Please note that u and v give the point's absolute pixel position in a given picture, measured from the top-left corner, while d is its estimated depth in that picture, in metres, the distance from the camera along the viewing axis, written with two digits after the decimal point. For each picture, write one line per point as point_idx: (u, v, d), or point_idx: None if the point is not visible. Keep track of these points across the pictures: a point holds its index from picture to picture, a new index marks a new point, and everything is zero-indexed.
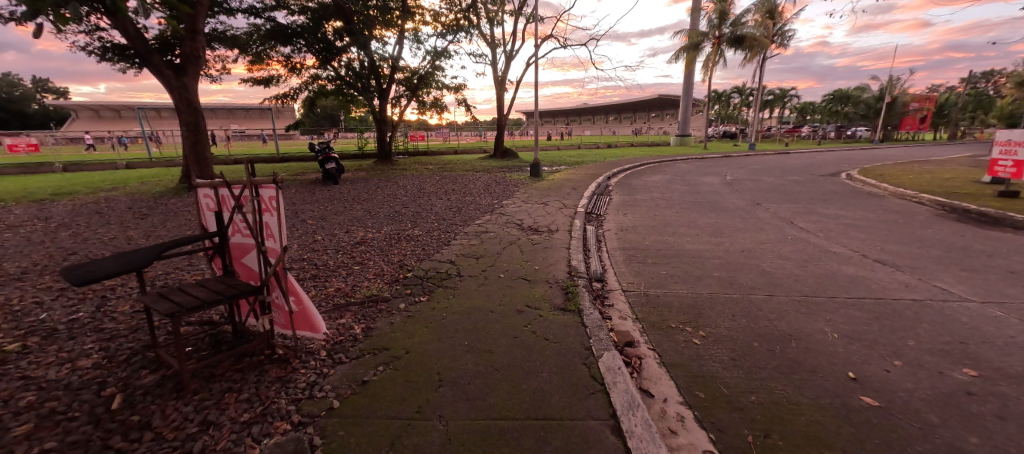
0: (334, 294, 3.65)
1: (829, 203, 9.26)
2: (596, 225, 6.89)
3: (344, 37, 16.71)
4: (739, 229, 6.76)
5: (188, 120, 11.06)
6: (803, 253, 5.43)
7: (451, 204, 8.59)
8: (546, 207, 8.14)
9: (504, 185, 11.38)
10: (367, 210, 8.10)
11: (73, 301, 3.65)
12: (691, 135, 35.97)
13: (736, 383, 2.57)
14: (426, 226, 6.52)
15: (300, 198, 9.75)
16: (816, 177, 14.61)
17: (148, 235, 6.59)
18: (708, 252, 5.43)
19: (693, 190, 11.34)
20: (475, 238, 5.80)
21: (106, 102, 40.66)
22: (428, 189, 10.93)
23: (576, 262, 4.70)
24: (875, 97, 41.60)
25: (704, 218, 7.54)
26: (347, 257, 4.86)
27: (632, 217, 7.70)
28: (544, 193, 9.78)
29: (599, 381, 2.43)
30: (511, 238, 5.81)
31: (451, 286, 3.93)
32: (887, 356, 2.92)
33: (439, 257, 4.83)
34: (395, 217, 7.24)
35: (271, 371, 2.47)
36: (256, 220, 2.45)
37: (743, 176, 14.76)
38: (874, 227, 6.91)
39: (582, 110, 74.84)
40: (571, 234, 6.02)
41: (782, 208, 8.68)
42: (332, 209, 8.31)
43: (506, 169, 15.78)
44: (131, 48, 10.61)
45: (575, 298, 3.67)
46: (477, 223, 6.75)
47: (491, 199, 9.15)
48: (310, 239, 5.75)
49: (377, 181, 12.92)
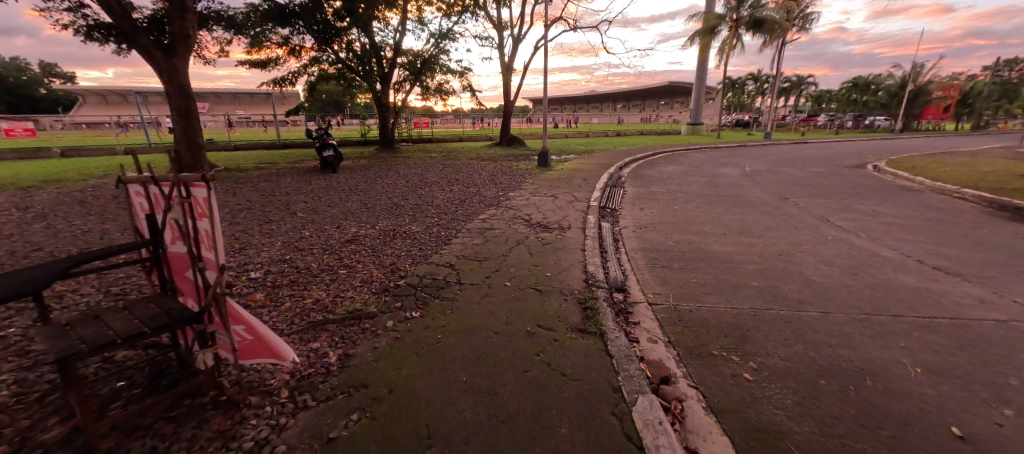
0: (311, 308, 3.08)
1: (861, 198, 8.57)
2: (612, 221, 6.28)
3: (345, 18, 15.96)
4: (770, 227, 6.13)
5: (178, 104, 10.45)
6: (849, 258, 4.81)
7: (453, 195, 8.03)
8: (556, 200, 7.56)
9: (511, 175, 10.83)
10: (364, 201, 7.56)
11: (8, 312, 3.11)
12: (705, 123, 34.90)
13: (811, 442, 1.99)
14: (425, 222, 5.94)
15: (294, 189, 9.21)
16: (841, 169, 13.85)
17: (125, 228, 6.09)
18: (741, 255, 4.83)
19: (711, 181, 10.69)
20: (478, 236, 5.21)
21: (111, 88, 40.94)
22: (429, 179, 10.32)
23: (594, 268, 4.10)
24: (898, 84, 40.17)
25: (728, 215, 6.91)
26: (334, 258, 4.32)
27: (650, 212, 7.04)
28: (553, 184, 9.20)
29: (636, 443, 1.87)
30: (518, 237, 5.21)
31: (449, 298, 3.36)
32: (993, 403, 2.32)
33: (437, 260, 4.25)
34: (392, 211, 6.65)
35: (213, 421, 1.93)
36: (188, 226, 1.88)
37: (762, 167, 14.02)
38: (922, 227, 6.24)
39: (591, 97, 73.20)
40: (586, 232, 5.42)
41: (812, 203, 8.00)
42: (326, 200, 7.78)
43: (513, 158, 15.14)
44: (117, 28, 10.08)
45: (596, 316, 3.08)
46: (481, 218, 6.15)
47: (497, 191, 8.53)
48: (296, 236, 5.19)
49: (378, 170, 12.32)
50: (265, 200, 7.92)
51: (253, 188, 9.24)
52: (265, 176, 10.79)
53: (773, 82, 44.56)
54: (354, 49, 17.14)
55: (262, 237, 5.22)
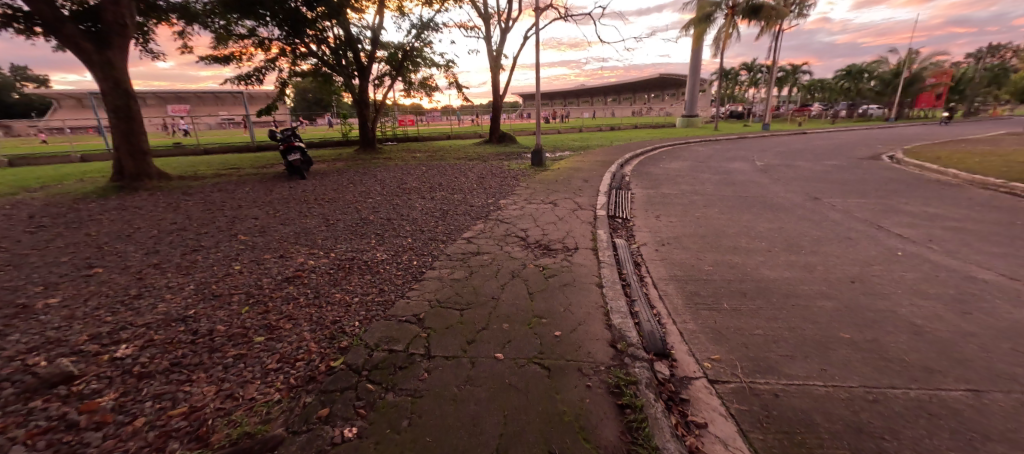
0: (177, 432, 1.87)
1: (901, 196, 7.51)
2: (626, 237, 5.13)
3: (316, 7, 13.96)
4: (819, 240, 5.02)
5: (115, 103, 8.97)
6: (942, 284, 3.72)
7: (435, 205, 6.81)
8: (556, 208, 6.37)
9: (503, 177, 9.65)
10: (326, 216, 6.32)
11: None
12: (700, 115, 34.01)
13: None
14: (393, 246, 4.71)
15: (250, 199, 7.90)
16: (858, 162, 12.86)
17: (10, 260, 4.74)
18: (804, 285, 3.69)
19: (725, 179, 9.63)
20: (460, 266, 4.00)
21: (79, 91, 38.79)
22: (409, 184, 9.08)
23: (621, 320, 2.94)
24: (892, 72, 39.70)
25: (762, 222, 5.78)
26: (257, 312, 3.09)
27: (668, 221, 5.88)
28: (551, 188, 8.04)
29: None
30: (513, 265, 4.00)
31: (410, 392, 2.16)
32: None
33: (401, 312, 3.04)
34: (356, 230, 5.42)
35: None
36: None
37: (773, 161, 12.98)
38: (996, 233, 5.21)
39: (581, 91, 72.18)
40: (600, 256, 4.24)
41: (850, 204, 6.93)
42: (281, 214, 6.52)
43: (505, 156, 13.96)
44: (35, 15, 8.57)
45: (643, 427, 1.93)
46: (465, 238, 4.93)
47: (486, 198, 7.31)
48: (221, 273, 3.94)
49: (353, 174, 11.04)
50: (210, 216, 6.66)
51: (202, 200, 7.93)
52: (223, 185, 9.46)
53: (766, 71, 43.83)
54: (328, 42, 15.72)
55: (175, 275, 3.97)
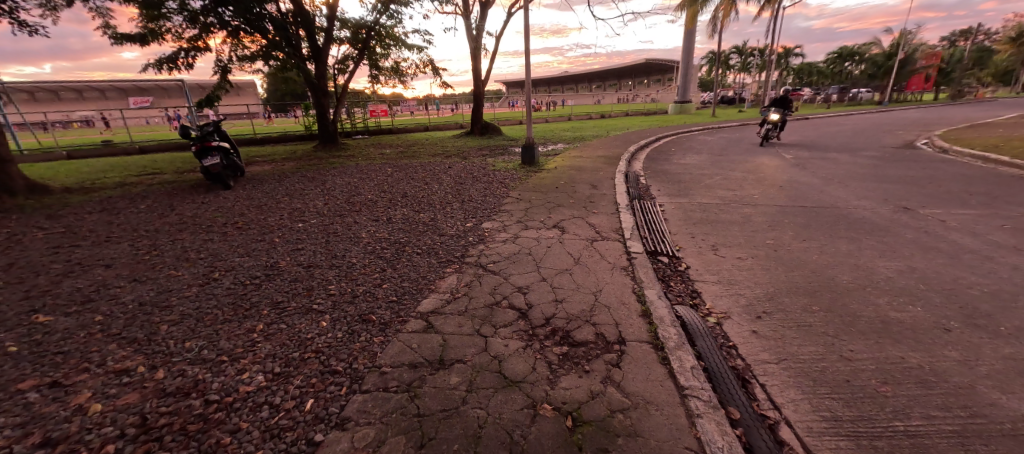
0: None
1: (1009, 203, 5.73)
2: (691, 302, 3.13)
3: None
4: (998, 297, 3.11)
5: None
6: None
7: (388, 235, 4.70)
8: (564, 238, 4.35)
9: (487, 182, 7.58)
10: (217, 260, 4.13)
11: None
12: (694, 101, 32.24)
13: None
14: (287, 342, 2.58)
15: (133, 226, 5.62)
16: (897, 151, 11.12)
17: None
18: None
19: (765, 178, 7.74)
20: (401, 419, 1.91)
21: None
22: (365, 196, 6.95)
23: None
24: (886, 54, 38.36)
25: (876, 259, 3.85)
26: None
27: (737, 259, 3.91)
28: (552, 199, 6.01)
29: None
30: (509, 411, 1.93)
31: None
32: None
33: None
34: (243, 296, 3.25)
35: None
36: None
37: (801, 152, 11.20)
38: None
39: (565, 77, 69.95)
40: (679, 369, 2.20)
41: (961, 218, 5.09)
42: (152, 257, 4.32)
43: (489, 152, 11.85)
44: None
45: None
46: (421, 316, 2.82)
47: (465, 219, 5.22)
48: None
49: (298, 179, 8.78)
50: (44, 261, 4.39)
51: (65, 229, 5.63)
52: (113, 201, 7.08)
53: (757, 54, 42.33)
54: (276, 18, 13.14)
55: None
